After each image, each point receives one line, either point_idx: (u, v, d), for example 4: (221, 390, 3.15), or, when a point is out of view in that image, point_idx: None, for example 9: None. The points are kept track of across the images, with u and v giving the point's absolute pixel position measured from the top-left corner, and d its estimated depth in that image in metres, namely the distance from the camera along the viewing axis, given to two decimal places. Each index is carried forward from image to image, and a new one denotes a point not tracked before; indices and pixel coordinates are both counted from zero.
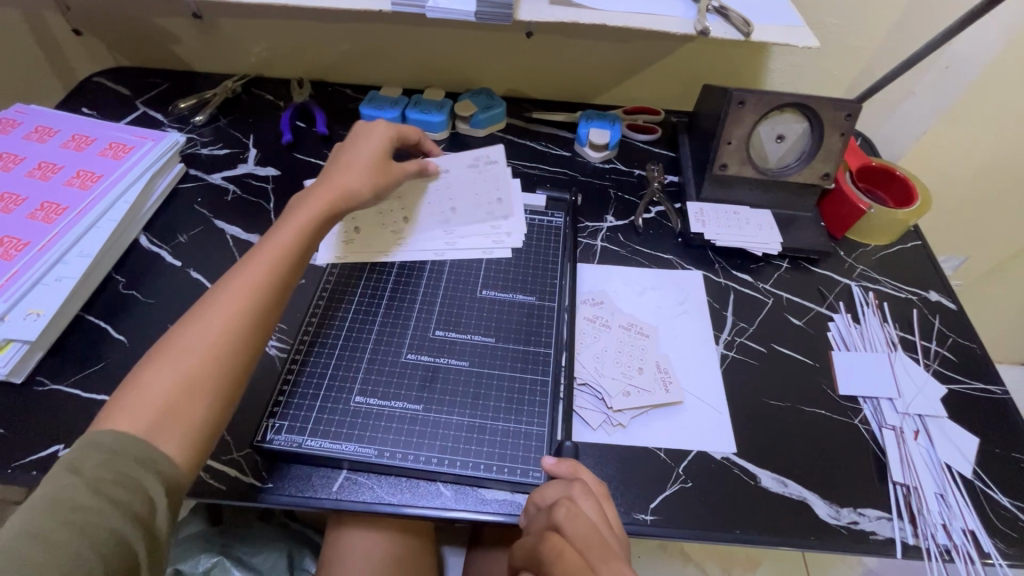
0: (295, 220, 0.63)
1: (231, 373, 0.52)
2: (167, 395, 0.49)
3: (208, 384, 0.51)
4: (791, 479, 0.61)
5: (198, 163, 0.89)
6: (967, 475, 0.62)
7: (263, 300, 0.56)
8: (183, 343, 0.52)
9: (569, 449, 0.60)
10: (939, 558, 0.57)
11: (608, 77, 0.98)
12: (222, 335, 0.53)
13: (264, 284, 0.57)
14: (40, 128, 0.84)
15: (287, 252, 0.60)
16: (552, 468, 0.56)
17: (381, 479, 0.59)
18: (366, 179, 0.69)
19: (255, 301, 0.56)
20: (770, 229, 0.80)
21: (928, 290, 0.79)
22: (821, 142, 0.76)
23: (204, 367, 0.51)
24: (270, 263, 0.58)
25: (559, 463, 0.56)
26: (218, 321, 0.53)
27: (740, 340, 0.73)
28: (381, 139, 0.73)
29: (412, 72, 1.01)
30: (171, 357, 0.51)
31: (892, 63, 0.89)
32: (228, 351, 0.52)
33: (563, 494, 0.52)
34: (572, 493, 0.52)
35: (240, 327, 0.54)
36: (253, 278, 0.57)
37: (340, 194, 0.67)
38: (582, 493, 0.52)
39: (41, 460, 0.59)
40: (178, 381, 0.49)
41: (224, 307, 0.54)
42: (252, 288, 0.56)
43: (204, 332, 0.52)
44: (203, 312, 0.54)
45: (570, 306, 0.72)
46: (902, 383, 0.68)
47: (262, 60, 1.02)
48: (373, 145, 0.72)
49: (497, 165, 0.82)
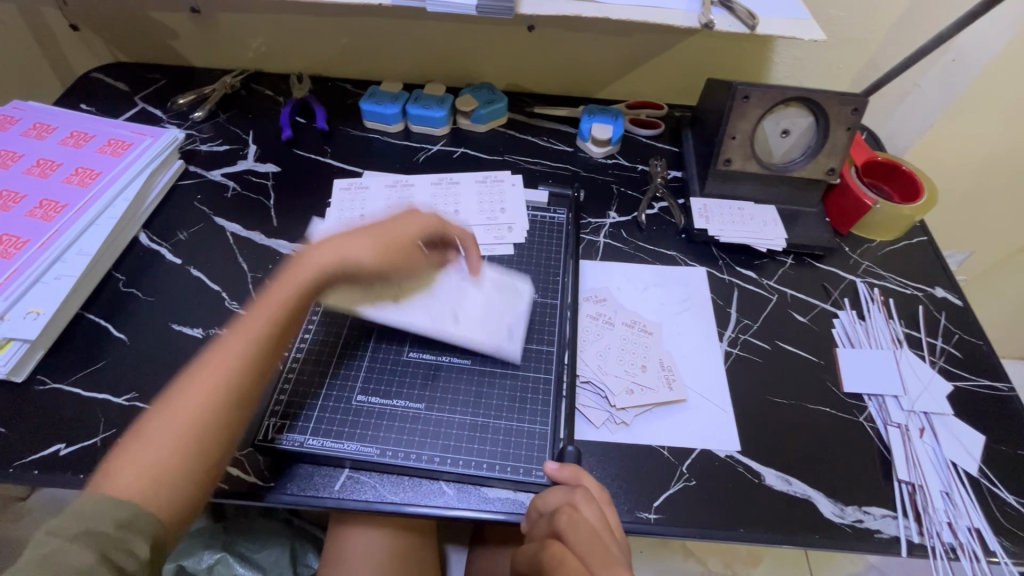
0: (290, 283, 0.59)
1: (204, 440, 0.50)
2: (139, 461, 0.48)
3: (178, 450, 0.49)
4: (795, 478, 0.61)
5: (197, 160, 0.89)
6: (973, 473, 0.62)
7: (257, 369, 0.54)
8: (164, 410, 0.51)
9: (572, 453, 0.58)
10: (944, 557, 0.57)
11: (610, 71, 0.97)
12: (197, 400, 0.51)
13: (246, 349, 0.54)
14: (38, 125, 0.83)
15: (277, 316, 0.57)
16: (553, 473, 0.56)
17: (383, 478, 0.59)
18: (377, 246, 0.61)
19: (233, 366, 0.53)
20: (774, 226, 0.80)
21: (933, 286, 0.78)
22: (827, 137, 0.75)
23: (179, 432, 0.50)
24: (256, 327, 0.56)
25: (561, 468, 0.56)
26: (196, 388, 0.52)
27: (744, 337, 0.72)
28: (410, 214, 0.66)
29: (413, 67, 1.00)
30: (151, 424, 0.50)
31: (898, 56, 0.88)
32: (203, 416, 0.51)
33: (565, 500, 0.53)
34: (573, 499, 0.52)
35: (239, 391, 0.52)
36: (236, 343, 0.55)
37: (340, 259, 0.60)
38: (584, 499, 0.52)
39: (42, 459, 0.59)
40: (151, 446, 0.48)
41: (205, 372, 0.53)
42: (237, 355, 0.54)
43: (183, 399, 0.51)
44: (186, 379, 0.53)
45: (572, 303, 0.71)
46: (908, 380, 0.67)
47: (261, 55, 1.01)
48: (398, 217, 0.65)
49: (503, 183, 0.85)
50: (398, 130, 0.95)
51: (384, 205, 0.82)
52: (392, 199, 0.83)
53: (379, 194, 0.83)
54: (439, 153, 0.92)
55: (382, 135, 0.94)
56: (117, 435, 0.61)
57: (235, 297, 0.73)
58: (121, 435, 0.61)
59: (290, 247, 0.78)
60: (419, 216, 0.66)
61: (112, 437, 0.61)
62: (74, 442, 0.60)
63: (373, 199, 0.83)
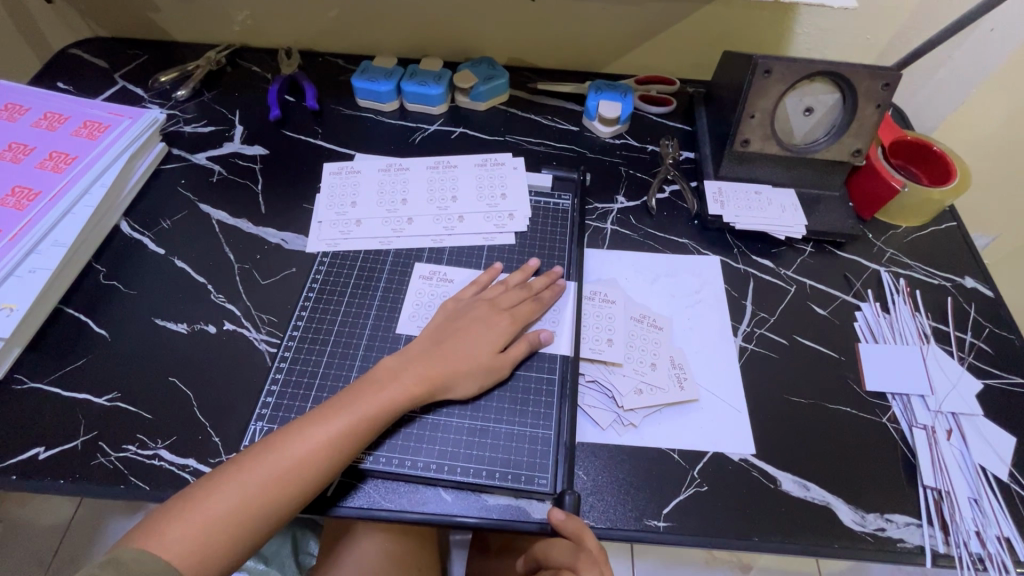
0: (380, 394, 0.55)
1: (261, 528, 0.49)
2: (196, 539, 0.46)
3: (242, 530, 0.48)
4: (814, 483, 0.57)
5: (181, 142, 0.84)
6: (1003, 477, 0.58)
7: (327, 461, 0.51)
8: (229, 486, 0.49)
9: (571, 502, 0.53)
10: (972, 567, 0.53)
11: (618, 43, 0.91)
12: (266, 490, 0.49)
13: (328, 455, 0.51)
14: (10, 106, 0.78)
15: (360, 426, 0.53)
16: (559, 525, 0.51)
17: (378, 484, 0.56)
18: (467, 370, 0.58)
19: (309, 470, 0.50)
20: (793, 211, 0.75)
21: (963, 276, 0.73)
22: (854, 115, 0.70)
23: (241, 518, 0.48)
24: (338, 431, 0.52)
25: (567, 519, 0.51)
26: (267, 478, 0.49)
27: (760, 332, 0.68)
28: (503, 328, 0.61)
29: (408, 40, 0.94)
30: (214, 494, 0.48)
31: (930, 26, 0.82)
32: (266, 508, 0.49)
33: (568, 564, 0.50)
34: (575, 565, 0.49)
35: (300, 478, 0.50)
36: (317, 444, 0.51)
37: (435, 379, 0.57)
38: (587, 566, 0.49)
39: (18, 464, 0.56)
40: (209, 526, 0.47)
41: (279, 462, 0.50)
42: (315, 444, 0.51)
43: (252, 483, 0.49)
44: (256, 458, 0.50)
45: (577, 280, 0.69)
46: (935, 379, 0.63)
47: (246, 29, 0.95)
48: (494, 333, 0.61)
49: (504, 167, 0.80)
50: (393, 109, 0.89)
51: (378, 190, 0.77)
52: (386, 184, 0.78)
53: (372, 179, 0.79)
54: (437, 133, 0.87)
55: (377, 115, 0.89)
56: (98, 438, 0.58)
57: (220, 290, 0.69)
58: (102, 437, 0.58)
59: (278, 235, 0.74)
60: (509, 329, 0.62)
61: (92, 440, 0.58)
62: (53, 445, 0.57)
63: (366, 184, 0.78)
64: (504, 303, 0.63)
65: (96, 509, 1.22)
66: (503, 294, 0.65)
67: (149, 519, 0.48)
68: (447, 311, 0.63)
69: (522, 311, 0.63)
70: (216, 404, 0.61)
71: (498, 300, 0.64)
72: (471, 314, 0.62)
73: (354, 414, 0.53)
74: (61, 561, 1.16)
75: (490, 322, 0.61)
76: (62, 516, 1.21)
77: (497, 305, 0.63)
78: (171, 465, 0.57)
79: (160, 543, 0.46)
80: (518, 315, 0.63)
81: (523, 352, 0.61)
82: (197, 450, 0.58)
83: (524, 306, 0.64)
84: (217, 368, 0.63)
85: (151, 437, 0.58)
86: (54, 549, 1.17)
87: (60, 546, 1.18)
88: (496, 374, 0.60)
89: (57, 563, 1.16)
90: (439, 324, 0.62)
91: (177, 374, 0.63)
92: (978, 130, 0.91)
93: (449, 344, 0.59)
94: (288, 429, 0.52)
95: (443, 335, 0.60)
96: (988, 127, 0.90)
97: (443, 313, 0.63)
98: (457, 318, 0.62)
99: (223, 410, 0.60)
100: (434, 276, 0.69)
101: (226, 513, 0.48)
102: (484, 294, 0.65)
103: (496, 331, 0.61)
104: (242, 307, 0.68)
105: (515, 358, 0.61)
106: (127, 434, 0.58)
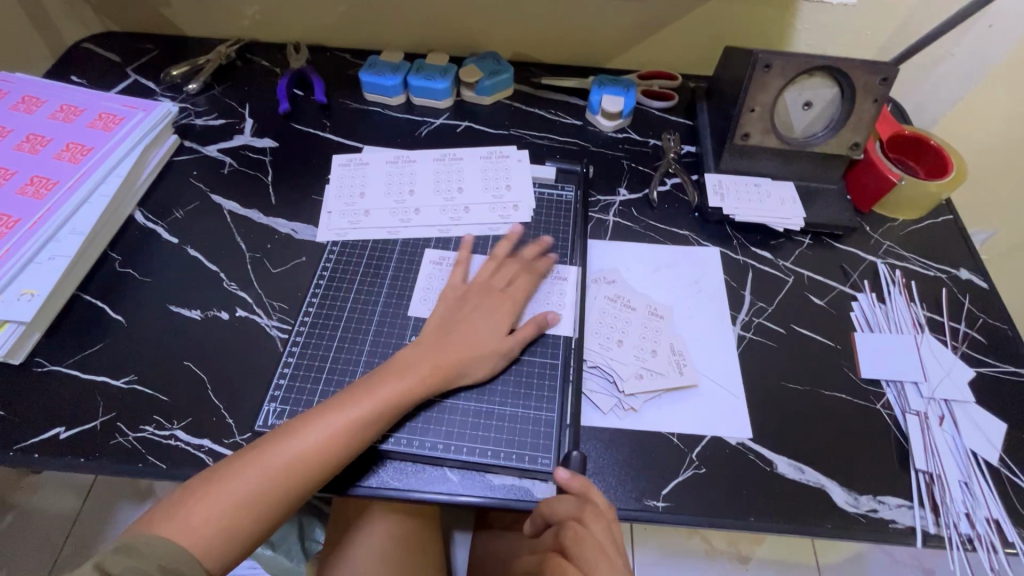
0: (393, 385, 0.56)
1: (279, 512, 0.51)
2: (218, 521, 0.48)
3: (262, 514, 0.50)
4: (809, 466, 0.59)
5: (192, 135, 0.86)
6: (993, 462, 0.60)
7: (341, 450, 0.53)
8: (248, 471, 0.50)
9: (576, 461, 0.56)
10: (961, 547, 0.55)
11: (621, 38, 0.93)
12: (285, 476, 0.51)
13: (345, 443, 0.53)
14: (27, 98, 0.80)
15: (374, 417, 0.54)
16: (564, 482, 0.53)
17: (386, 463, 0.58)
18: (475, 358, 0.60)
19: (328, 458, 0.52)
20: (792, 204, 0.77)
21: (958, 267, 0.75)
22: (851, 110, 0.71)
23: (261, 502, 0.50)
24: (354, 419, 0.54)
25: (572, 477, 0.53)
26: (285, 464, 0.51)
27: (758, 321, 0.69)
28: (505, 311, 0.64)
29: (414, 35, 0.96)
30: (235, 478, 0.50)
31: (928, 22, 0.83)
32: (284, 493, 0.51)
33: (573, 517, 0.51)
34: (582, 517, 0.51)
35: (316, 466, 0.52)
36: (334, 431, 0.53)
37: (446, 369, 0.59)
38: (593, 518, 0.51)
39: (39, 444, 0.58)
40: (229, 509, 0.49)
41: (296, 449, 0.52)
42: (331, 433, 0.53)
43: (271, 469, 0.51)
44: (275, 445, 0.52)
45: (581, 269, 0.71)
46: (929, 367, 0.65)
47: (256, 24, 0.97)
48: (497, 316, 0.63)
49: (509, 159, 0.82)
50: (400, 103, 0.91)
51: (385, 181, 0.79)
52: (393, 175, 0.80)
53: (380, 170, 0.81)
54: (442, 126, 0.88)
55: (383, 108, 0.90)
56: (117, 419, 0.60)
57: (233, 278, 0.71)
58: (120, 418, 0.60)
59: (288, 225, 0.76)
60: (511, 310, 0.64)
61: (111, 420, 0.60)
62: (73, 426, 0.59)
63: (374, 176, 0.80)
64: (500, 286, 0.66)
65: (106, 499, 1.24)
66: (496, 274, 0.67)
67: (171, 500, 0.50)
68: (449, 300, 0.65)
69: (518, 289, 0.66)
70: (229, 387, 0.62)
71: (493, 283, 0.66)
72: (475, 301, 0.64)
73: (367, 404, 0.55)
74: (72, 547, 1.18)
75: (492, 309, 0.64)
76: (72, 503, 1.23)
77: (494, 287, 0.66)
78: (186, 445, 0.58)
79: (182, 527, 0.48)
80: (516, 295, 0.65)
81: (530, 334, 0.63)
82: (212, 431, 0.59)
83: (519, 284, 0.67)
84: (230, 353, 0.65)
85: (167, 418, 0.60)
86: (65, 534, 1.20)
87: (70, 533, 1.20)
88: (505, 356, 0.61)
89: (68, 547, 1.18)
90: (444, 313, 0.63)
91: (191, 358, 0.64)
92: (976, 125, 0.93)
93: (457, 335, 0.61)
94: (304, 418, 0.54)
95: (450, 328, 0.62)
96: (985, 121, 0.92)
97: (446, 300, 0.65)
98: (461, 305, 0.64)
99: (236, 392, 0.62)
100: (443, 262, 0.71)
101: (246, 496, 0.50)
102: (477, 277, 0.67)
103: (498, 314, 0.63)
104: (253, 295, 0.70)
105: (524, 340, 0.62)
106: (145, 415, 0.60)
